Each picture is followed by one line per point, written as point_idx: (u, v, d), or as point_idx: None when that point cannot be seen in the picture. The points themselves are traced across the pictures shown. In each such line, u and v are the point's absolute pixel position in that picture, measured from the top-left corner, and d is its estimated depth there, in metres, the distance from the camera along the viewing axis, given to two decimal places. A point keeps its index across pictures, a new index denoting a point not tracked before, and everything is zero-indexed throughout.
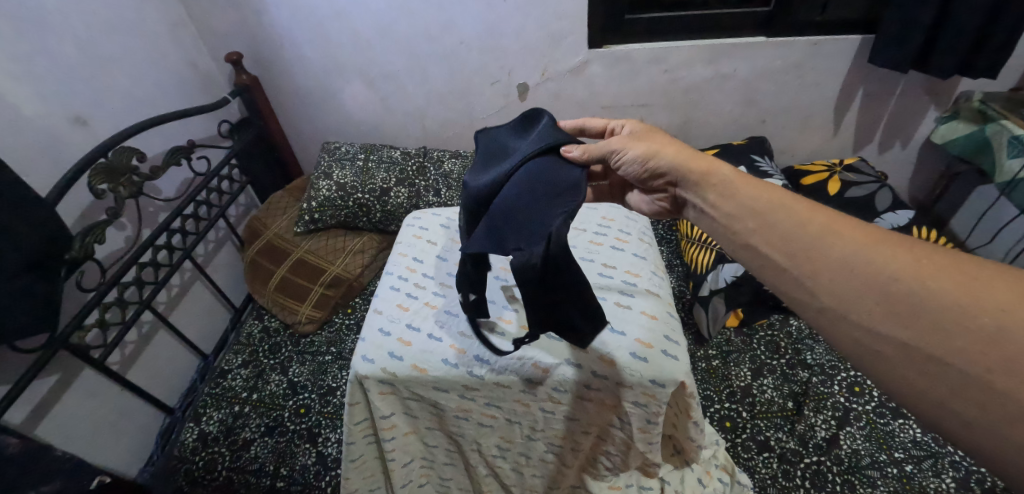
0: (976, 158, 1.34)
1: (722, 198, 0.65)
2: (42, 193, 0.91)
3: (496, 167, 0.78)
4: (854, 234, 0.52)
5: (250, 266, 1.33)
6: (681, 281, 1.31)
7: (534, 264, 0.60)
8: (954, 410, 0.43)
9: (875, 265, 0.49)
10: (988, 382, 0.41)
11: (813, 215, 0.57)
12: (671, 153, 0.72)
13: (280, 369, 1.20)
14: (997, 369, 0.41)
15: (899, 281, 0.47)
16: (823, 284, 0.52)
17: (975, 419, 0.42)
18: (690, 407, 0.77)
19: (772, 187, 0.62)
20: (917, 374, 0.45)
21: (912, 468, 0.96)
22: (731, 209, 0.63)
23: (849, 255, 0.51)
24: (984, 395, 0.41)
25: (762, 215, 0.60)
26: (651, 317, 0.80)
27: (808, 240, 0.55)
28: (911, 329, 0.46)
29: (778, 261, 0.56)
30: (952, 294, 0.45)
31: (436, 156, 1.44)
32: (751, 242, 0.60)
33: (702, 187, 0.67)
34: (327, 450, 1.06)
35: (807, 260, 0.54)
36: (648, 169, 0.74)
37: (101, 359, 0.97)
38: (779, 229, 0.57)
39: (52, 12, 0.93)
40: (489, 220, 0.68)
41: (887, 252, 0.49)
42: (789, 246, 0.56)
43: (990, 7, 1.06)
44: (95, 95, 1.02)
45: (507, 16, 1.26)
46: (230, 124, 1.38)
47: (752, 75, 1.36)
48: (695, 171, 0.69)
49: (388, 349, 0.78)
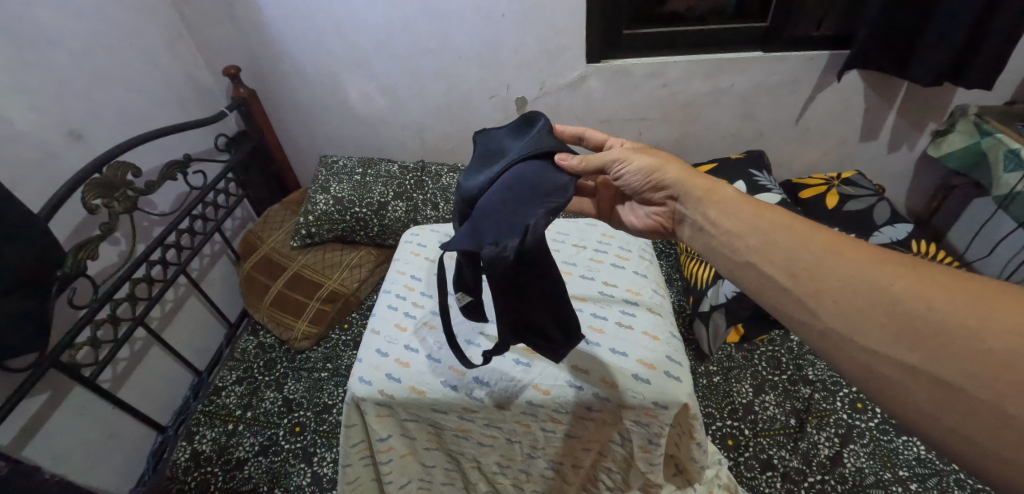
0: (974, 171, 1.34)
1: (724, 215, 0.64)
2: (34, 209, 0.90)
3: (490, 167, 0.77)
4: (856, 254, 0.52)
5: (245, 281, 1.31)
6: (681, 296, 1.31)
7: (506, 258, 0.61)
8: (966, 433, 0.42)
9: (879, 285, 0.48)
10: (999, 405, 0.40)
11: (815, 234, 0.56)
12: (677, 168, 0.71)
13: (275, 386, 1.18)
14: (1009, 392, 0.40)
15: (903, 301, 0.46)
16: (826, 305, 0.51)
17: (986, 442, 0.41)
18: (693, 428, 0.75)
19: (777, 207, 0.62)
20: (927, 398, 0.44)
21: (918, 486, 0.94)
22: (733, 226, 0.62)
23: (851, 275, 0.50)
24: (999, 421, 0.40)
25: (763, 232, 0.59)
26: (653, 338, 0.79)
27: (810, 258, 0.54)
28: (918, 352, 0.45)
29: (780, 279, 0.55)
30: (957, 315, 0.44)
31: (434, 170, 1.43)
32: (751, 261, 0.59)
33: (705, 204, 0.67)
34: (321, 470, 1.04)
35: (808, 279, 0.53)
36: (653, 182, 0.72)
37: (91, 377, 0.95)
38: (780, 246, 0.57)
39: (49, 28, 0.93)
40: (474, 215, 0.70)
41: (890, 272, 0.48)
42: (789, 264, 0.55)
43: (981, 21, 1.08)
44: (89, 110, 1.01)
45: (505, 30, 1.26)
46: (226, 137, 1.38)
47: (749, 89, 1.37)
48: (698, 187, 0.68)
49: (386, 371, 0.76)
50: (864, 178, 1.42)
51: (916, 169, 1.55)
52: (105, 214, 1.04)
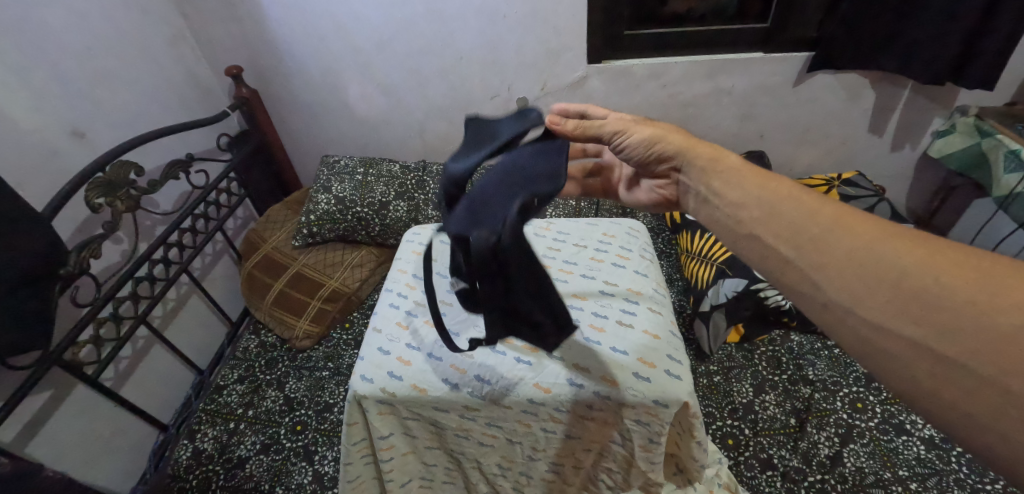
0: (974, 172, 1.37)
1: (727, 185, 0.63)
2: (38, 207, 0.90)
3: (479, 148, 0.75)
4: (865, 227, 0.50)
5: (247, 280, 1.32)
6: (681, 296, 1.31)
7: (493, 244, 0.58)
8: (968, 408, 0.42)
9: (887, 259, 0.47)
10: (1002, 383, 0.40)
11: (824, 205, 0.54)
12: (678, 139, 0.72)
13: (277, 385, 1.19)
14: (1012, 371, 0.40)
15: (910, 275, 0.46)
16: (833, 278, 0.49)
17: (985, 416, 0.41)
18: (693, 427, 0.76)
19: (784, 178, 0.60)
20: (929, 373, 0.44)
21: (917, 486, 0.94)
22: (738, 198, 0.61)
23: (858, 247, 0.49)
24: (1001, 398, 0.40)
25: (771, 206, 0.57)
26: (653, 337, 0.79)
27: (816, 231, 0.52)
28: (922, 326, 0.44)
29: (784, 251, 0.54)
30: (966, 291, 0.43)
31: (435, 170, 1.43)
32: (755, 232, 0.57)
33: (709, 174, 0.66)
34: (323, 469, 1.04)
35: (816, 253, 0.51)
36: (654, 153, 0.73)
37: (95, 375, 0.95)
38: (785, 217, 0.55)
39: (52, 28, 0.93)
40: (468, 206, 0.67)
41: (899, 245, 0.47)
42: (798, 237, 0.53)
43: (980, 21, 1.08)
44: (92, 109, 1.01)
45: (506, 31, 1.27)
46: (228, 137, 1.38)
47: (750, 90, 1.37)
48: (701, 157, 0.68)
49: (387, 368, 0.77)
50: (864, 179, 1.42)
51: (916, 170, 1.55)
52: (108, 213, 1.05)
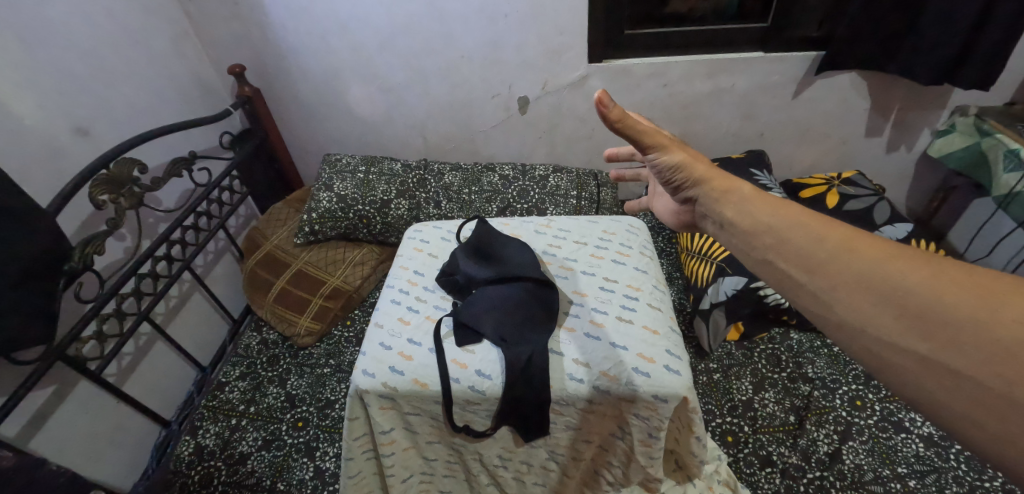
0: (975, 172, 1.36)
1: (740, 215, 0.60)
2: (43, 203, 0.91)
3: (489, 264, 0.89)
4: (868, 248, 0.49)
5: (249, 277, 1.32)
6: (681, 295, 1.32)
7: (518, 360, 0.74)
8: (975, 418, 0.40)
9: (891, 279, 0.46)
10: (1009, 394, 0.39)
11: (831, 228, 0.53)
12: (704, 168, 0.66)
13: (279, 382, 1.19)
14: (1017, 380, 0.38)
15: (914, 294, 0.45)
16: (840, 297, 0.48)
17: (996, 428, 0.39)
18: (692, 423, 0.76)
19: (795, 203, 0.58)
20: (936, 386, 0.42)
21: (916, 483, 0.95)
22: (749, 226, 0.58)
23: (864, 268, 0.48)
24: (1008, 407, 0.39)
25: (778, 231, 0.56)
26: (653, 332, 0.79)
27: (824, 254, 0.51)
28: (930, 341, 0.43)
29: (795, 275, 0.52)
30: (968, 307, 0.42)
31: (436, 168, 1.44)
32: (769, 258, 0.55)
33: (722, 204, 0.63)
34: (325, 465, 1.04)
35: (824, 274, 0.50)
36: (674, 180, 0.67)
37: (98, 370, 0.96)
38: (794, 244, 0.54)
39: (57, 25, 0.94)
40: (491, 309, 0.80)
41: (901, 266, 0.46)
42: (806, 261, 0.52)
43: (979, 20, 1.09)
44: (97, 106, 1.02)
45: (507, 30, 1.27)
46: (231, 135, 1.39)
47: (750, 90, 1.38)
48: (717, 188, 0.64)
49: (388, 364, 0.77)
50: (864, 177, 1.43)
51: (916, 170, 1.56)
52: (112, 209, 1.05)
